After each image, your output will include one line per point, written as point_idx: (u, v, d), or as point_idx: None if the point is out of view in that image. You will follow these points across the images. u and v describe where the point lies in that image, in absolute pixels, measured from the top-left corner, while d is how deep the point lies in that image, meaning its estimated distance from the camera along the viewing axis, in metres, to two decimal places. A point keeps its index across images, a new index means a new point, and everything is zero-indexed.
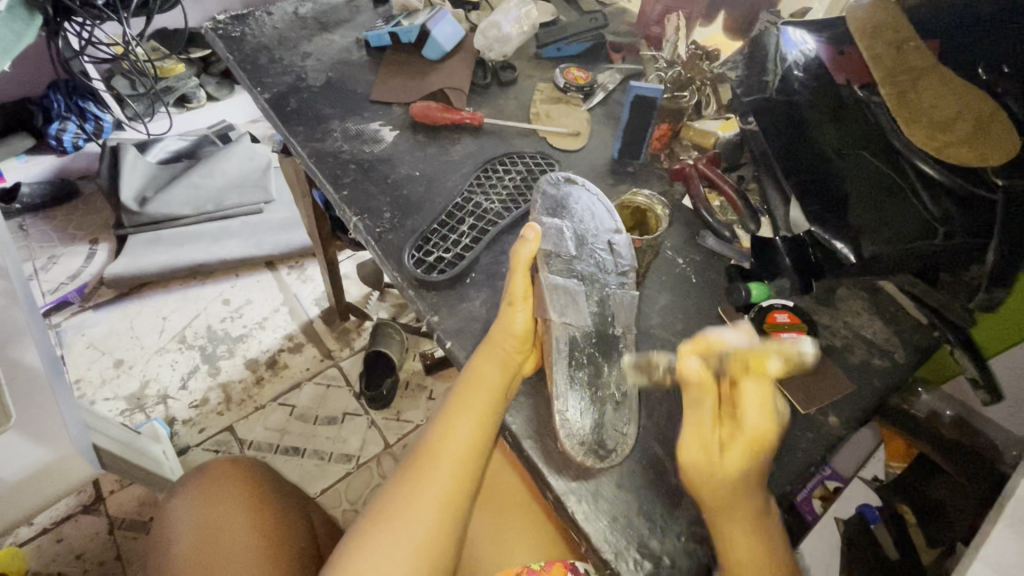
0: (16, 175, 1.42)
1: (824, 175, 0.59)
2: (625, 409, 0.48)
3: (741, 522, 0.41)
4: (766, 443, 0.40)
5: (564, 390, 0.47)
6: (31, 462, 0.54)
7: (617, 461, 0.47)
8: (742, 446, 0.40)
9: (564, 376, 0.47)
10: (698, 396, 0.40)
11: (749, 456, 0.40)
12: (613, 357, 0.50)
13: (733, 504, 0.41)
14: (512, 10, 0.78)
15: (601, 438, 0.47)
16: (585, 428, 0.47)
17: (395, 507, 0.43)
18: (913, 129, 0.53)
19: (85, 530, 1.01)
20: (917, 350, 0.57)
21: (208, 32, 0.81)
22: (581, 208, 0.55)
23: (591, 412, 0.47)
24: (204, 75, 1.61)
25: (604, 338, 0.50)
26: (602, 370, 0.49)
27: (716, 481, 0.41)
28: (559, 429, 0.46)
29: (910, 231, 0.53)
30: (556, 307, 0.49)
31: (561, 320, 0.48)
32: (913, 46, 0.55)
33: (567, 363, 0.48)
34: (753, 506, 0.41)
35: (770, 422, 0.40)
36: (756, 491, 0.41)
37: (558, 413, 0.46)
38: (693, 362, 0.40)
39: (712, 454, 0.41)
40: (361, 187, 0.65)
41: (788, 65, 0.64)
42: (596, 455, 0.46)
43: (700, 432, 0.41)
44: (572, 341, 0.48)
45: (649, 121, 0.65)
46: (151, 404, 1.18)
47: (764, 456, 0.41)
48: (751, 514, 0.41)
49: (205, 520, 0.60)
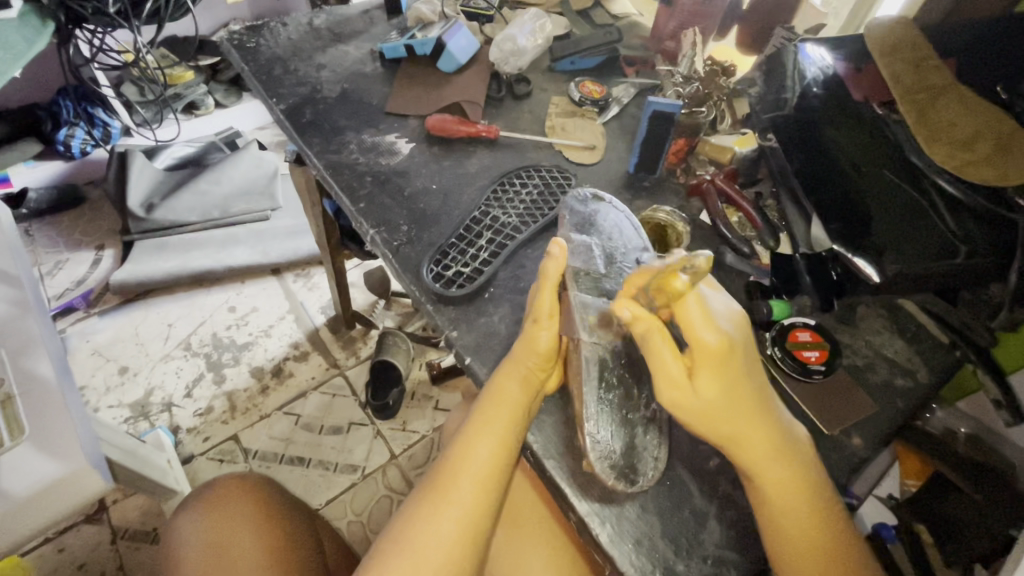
0: (22, 180, 1.40)
1: (846, 192, 0.57)
2: (654, 430, 0.48)
3: (758, 448, 0.43)
4: (728, 359, 0.42)
5: (594, 413, 0.46)
6: (41, 480, 0.51)
7: (646, 485, 0.46)
8: (711, 370, 0.42)
9: (592, 395, 0.46)
10: (648, 334, 0.43)
11: (718, 376, 0.42)
12: (642, 378, 0.49)
13: (745, 427, 0.42)
14: (526, 23, 0.80)
15: (631, 461, 0.46)
16: (615, 452, 0.46)
17: (415, 526, 0.43)
18: (932, 147, 0.54)
19: (88, 539, 1.00)
20: (937, 370, 0.56)
21: (223, 42, 0.82)
22: (610, 225, 0.55)
23: (620, 433, 0.47)
24: (212, 82, 1.61)
25: (635, 360, 0.49)
26: (631, 394, 0.48)
27: (707, 414, 0.42)
28: (590, 451, 0.45)
29: (934, 249, 0.51)
30: (587, 326, 0.48)
31: (591, 339, 0.48)
32: (931, 64, 0.58)
33: (597, 384, 0.47)
34: (758, 423, 0.43)
35: (718, 338, 0.41)
36: (758, 411, 0.43)
37: (588, 435, 0.45)
38: (627, 312, 0.43)
39: (685, 387, 0.42)
40: (377, 200, 0.64)
41: (806, 83, 0.63)
42: (627, 479, 0.45)
43: (666, 376, 0.43)
44: (602, 361, 0.48)
45: (667, 136, 0.65)
46: (156, 412, 1.17)
47: (734, 371, 0.42)
48: (763, 428, 0.43)
49: (213, 539, 0.59)
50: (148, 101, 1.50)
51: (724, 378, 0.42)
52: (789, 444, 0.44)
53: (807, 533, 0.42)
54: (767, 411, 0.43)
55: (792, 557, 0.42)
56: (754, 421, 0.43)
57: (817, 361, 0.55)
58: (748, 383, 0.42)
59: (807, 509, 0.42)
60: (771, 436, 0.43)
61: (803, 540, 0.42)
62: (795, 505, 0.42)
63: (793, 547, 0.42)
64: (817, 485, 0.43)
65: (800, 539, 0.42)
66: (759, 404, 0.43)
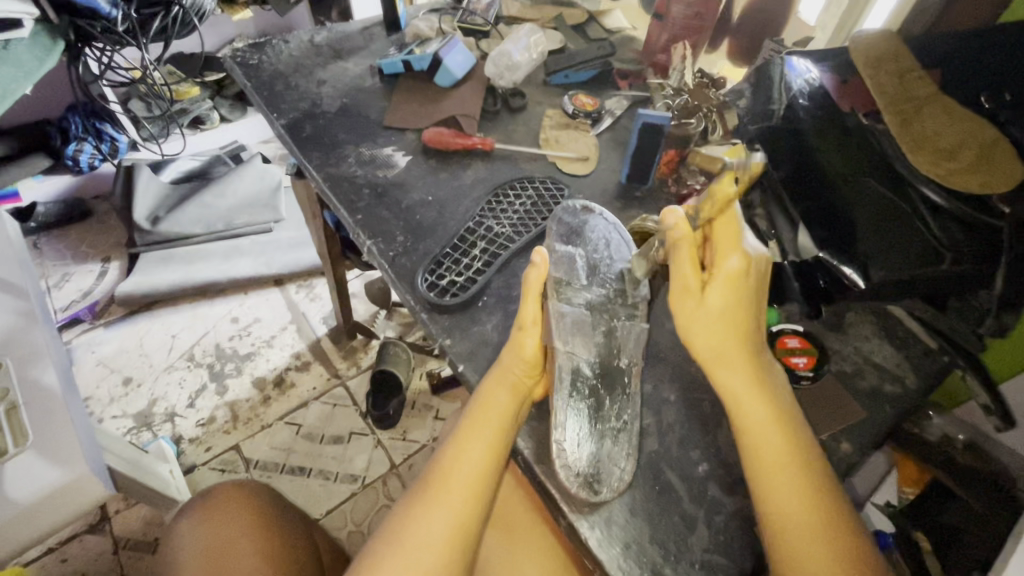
0: (31, 195, 1.44)
1: (829, 201, 0.58)
2: (624, 443, 0.48)
3: (751, 403, 0.45)
4: (741, 281, 0.46)
5: (563, 419, 0.47)
6: (43, 487, 0.51)
7: (610, 496, 0.46)
8: (721, 287, 0.46)
9: (567, 403, 0.48)
10: (681, 241, 0.47)
11: (727, 294, 0.46)
12: (615, 391, 0.49)
13: (742, 385, 0.46)
14: (522, 39, 0.82)
15: (598, 471, 0.47)
16: (580, 461, 0.46)
17: (403, 530, 0.43)
18: (917, 156, 0.54)
19: (91, 549, 1.01)
20: (926, 375, 0.57)
21: (227, 59, 0.84)
22: (597, 237, 0.56)
23: (590, 442, 0.47)
24: (218, 97, 1.64)
25: (610, 372, 0.50)
26: (603, 405, 0.48)
27: (708, 324, 0.46)
28: (556, 460, 0.46)
29: (916, 256, 0.52)
30: (563, 336, 0.50)
31: (566, 348, 0.49)
32: (915, 75, 0.59)
33: (569, 393, 0.48)
34: (749, 364, 0.46)
35: (740, 259, 0.46)
36: (748, 354, 0.46)
37: (555, 441, 0.47)
38: (673, 217, 0.47)
39: (696, 296, 0.47)
40: (373, 212, 0.66)
41: (793, 94, 0.64)
42: (591, 488, 0.46)
43: (680, 283, 0.47)
44: (576, 370, 0.49)
45: (658, 147, 0.66)
46: (159, 422, 1.19)
47: (741, 295, 0.46)
48: (755, 384, 0.45)
49: (210, 549, 0.59)
50: (155, 116, 1.52)
51: (730, 295, 0.46)
52: (785, 411, 0.46)
53: (797, 492, 0.43)
54: (760, 363, 0.46)
55: (787, 520, 0.42)
56: (746, 376, 0.46)
57: (805, 367, 0.55)
58: (753, 310, 0.47)
59: (793, 470, 0.43)
60: (752, 373, 0.45)
61: (792, 500, 0.42)
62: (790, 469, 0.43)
63: (779, 506, 0.43)
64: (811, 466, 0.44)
65: (790, 504, 0.42)
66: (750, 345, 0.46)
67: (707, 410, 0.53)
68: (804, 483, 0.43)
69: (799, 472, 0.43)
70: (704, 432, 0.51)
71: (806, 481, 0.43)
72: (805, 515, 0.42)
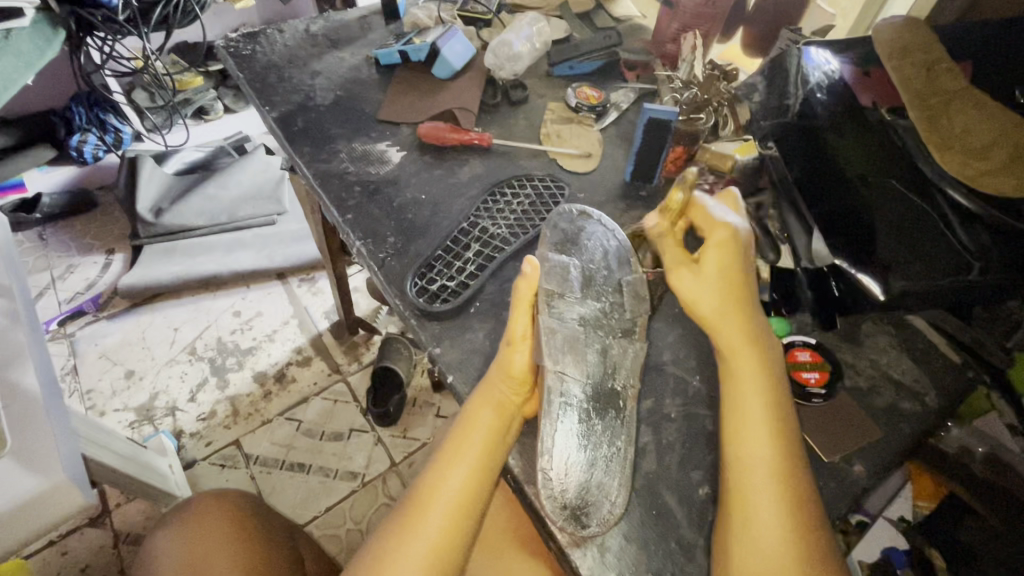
0: (36, 186, 1.43)
1: (848, 203, 0.54)
2: (616, 472, 0.45)
3: (754, 411, 0.44)
4: (735, 250, 0.48)
5: (551, 444, 0.44)
6: (18, 495, 0.50)
7: (598, 529, 0.43)
8: (715, 252, 0.48)
9: (556, 426, 0.45)
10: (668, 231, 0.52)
11: (722, 259, 0.48)
12: (609, 413, 0.47)
13: (745, 395, 0.45)
14: (523, 28, 0.78)
15: (586, 501, 0.44)
16: (568, 491, 0.43)
17: (380, 560, 0.41)
18: (946, 155, 0.51)
19: (90, 543, 1.01)
20: (948, 390, 0.54)
21: (220, 49, 0.81)
22: (594, 245, 0.54)
23: (579, 469, 0.44)
24: (221, 87, 1.61)
25: (604, 394, 0.48)
26: (595, 429, 0.46)
27: (715, 289, 0.47)
28: (541, 489, 0.43)
29: (943, 265, 0.48)
30: (553, 354, 0.46)
31: (556, 368, 0.46)
32: (943, 67, 0.54)
33: (558, 415, 0.45)
34: (758, 351, 0.46)
35: (729, 228, 0.48)
36: (754, 341, 0.46)
37: (542, 471, 0.43)
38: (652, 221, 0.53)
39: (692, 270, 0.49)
40: (365, 210, 0.63)
41: (810, 88, 0.61)
42: (578, 521, 0.43)
43: (678, 262, 0.50)
44: (567, 391, 0.46)
45: (664, 144, 0.63)
46: (160, 416, 1.18)
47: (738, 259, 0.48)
48: (761, 390, 0.45)
49: (193, 562, 0.58)
50: (158, 107, 1.51)
51: (727, 258, 0.48)
52: (773, 392, 0.45)
53: (773, 516, 0.40)
54: (761, 348, 0.46)
55: (755, 520, 0.40)
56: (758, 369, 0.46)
57: (817, 384, 0.53)
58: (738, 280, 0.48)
59: (771, 461, 0.42)
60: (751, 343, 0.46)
61: (765, 524, 0.40)
62: (768, 490, 0.41)
63: (750, 506, 0.41)
64: (793, 461, 0.42)
65: (759, 500, 0.41)
66: (753, 311, 0.48)
67: (710, 428, 0.50)
68: (781, 479, 0.41)
69: (779, 495, 0.41)
70: (706, 452, 0.49)
71: (784, 475, 0.42)
72: (773, 539, 0.39)
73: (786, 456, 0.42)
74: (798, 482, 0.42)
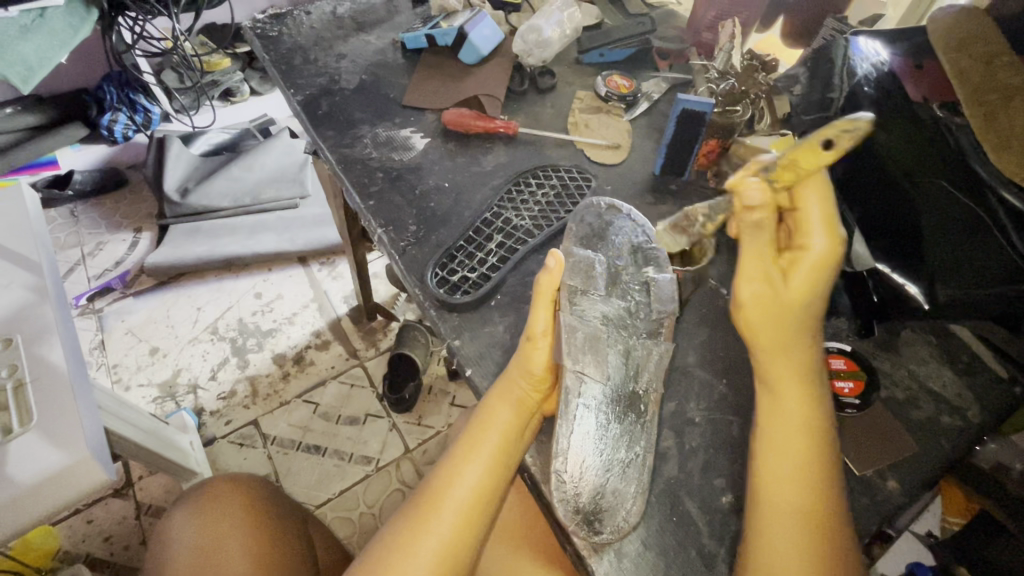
0: (67, 163, 1.46)
1: (895, 205, 0.52)
2: (632, 479, 0.44)
3: (790, 445, 0.41)
4: (828, 267, 0.42)
5: (565, 447, 0.44)
6: (44, 469, 0.51)
7: (612, 538, 0.42)
8: (808, 271, 0.42)
9: (570, 426, 0.44)
10: (760, 223, 0.43)
11: (810, 282, 0.42)
12: (628, 416, 0.46)
13: (777, 426, 0.42)
14: (554, 13, 0.75)
15: (599, 508, 0.43)
16: (581, 496, 0.43)
17: (389, 556, 0.40)
18: (1000, 153, 0.45)
19: (113, 513, 1.04)
20: (992, 407, 0.51)
21: (247, 31, 0.80)
22: (621, 240, 0.53)
23: (594, 473, 0.44)
24: (248, 69, 1.61)
25: (625, 396, 0.47)
26: (612, 432, 0.45)
27: (775, 314, 0.43)
28: (552, 493, 0.43)
29: (997, 273, 0.45)
30: (573, 354, 0.46)
31: (575, 368, 0.45)
32: (1004, 63, 0.49)
33: (572, 418, 0.45)
34: (803, 375, 0.43)
35: (829, 242, 0.42)
36: (809, 370, 0.43)
37: (555, 474, 0.43)
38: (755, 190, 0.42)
39: (776, 285, 0.43)
40: (386, 198, 0.62)
41: (857, 81, 0.58)
42: (591, 527, 0.42)
43: (764, 265, 0.43)
44: (586, 391, 0.46)
45: (696, 137, 0.60)
46: (182, 394, 1.20)
47: (828, 279, 0.42)
48: (802, 415, 0.42)
49: (207, 544, 0.58)
50: (186, 87, 1.51)
51: (813, 284, 0.42)
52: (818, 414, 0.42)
53: (800, 545, 0.38)
54: (816, 369, 0.44)
55: (775, 546, 0.39)
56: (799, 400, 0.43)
57: (851, 394, 0.51)
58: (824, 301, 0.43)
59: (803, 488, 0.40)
60: (805, 364, 0.43)
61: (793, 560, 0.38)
62: (793, 523, 0.39)
63: (772, 530, 0.39)
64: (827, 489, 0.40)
65: (782, 526, 0.39)
66: (813, 338, 0.44)
67: (736, 435, 0.48)
68: (806, 507, 0.39)
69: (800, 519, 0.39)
70: (731, 458, 0.47)
71: (813, 503, 0.40)
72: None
73: (812, 480, 0.40)
74: (831, 512, 0.40)
